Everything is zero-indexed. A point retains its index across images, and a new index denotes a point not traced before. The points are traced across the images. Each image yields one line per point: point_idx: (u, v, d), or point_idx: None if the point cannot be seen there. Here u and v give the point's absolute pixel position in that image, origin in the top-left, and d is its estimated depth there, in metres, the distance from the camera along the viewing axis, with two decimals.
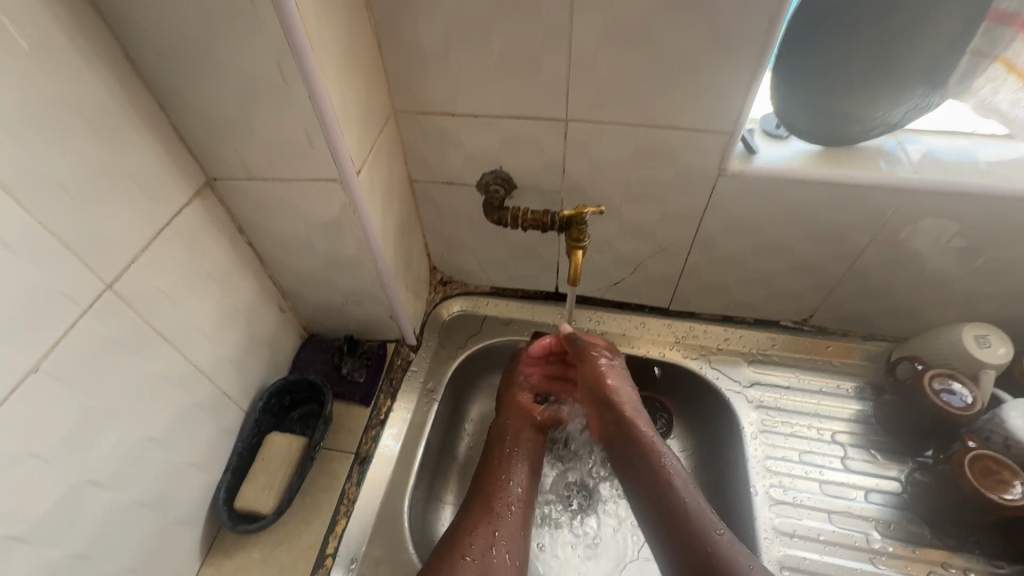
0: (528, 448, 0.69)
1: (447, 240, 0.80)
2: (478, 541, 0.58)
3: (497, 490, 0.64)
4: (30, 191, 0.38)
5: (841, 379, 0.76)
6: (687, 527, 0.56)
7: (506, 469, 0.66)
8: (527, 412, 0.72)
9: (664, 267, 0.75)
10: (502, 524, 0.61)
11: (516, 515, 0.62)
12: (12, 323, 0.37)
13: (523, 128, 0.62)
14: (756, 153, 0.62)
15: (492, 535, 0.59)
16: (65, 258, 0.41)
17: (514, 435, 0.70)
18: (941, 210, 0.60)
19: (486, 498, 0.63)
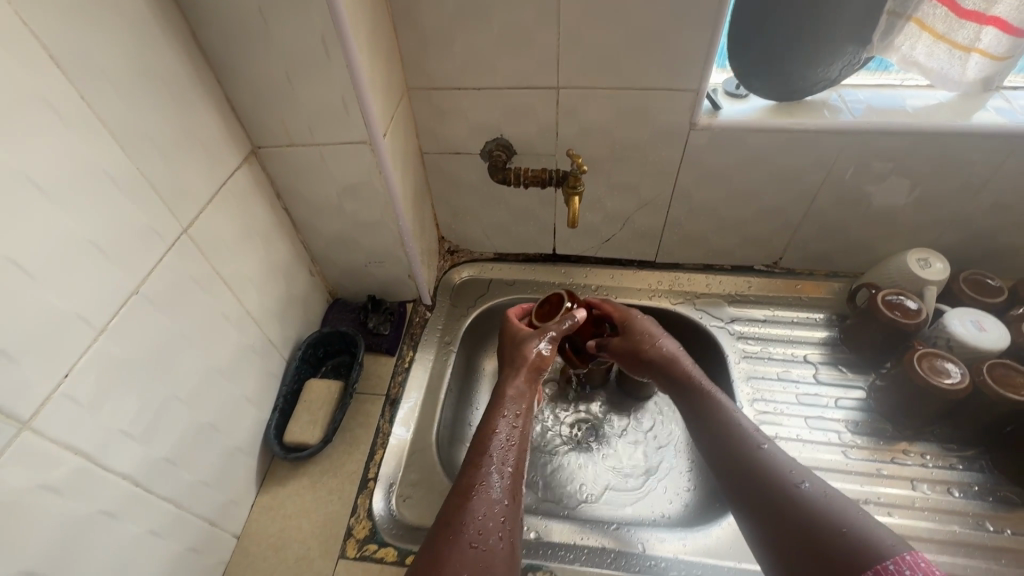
0: (523, 428, 0.60)
1: (453, 209, 0.89)
2: (480, 542, 0.48)
3: (491, 464, 0.55)
4: (129, 142, 0.46)
5: (810, 312, 0.87)
6: (787, 492, 0.50)
7: (499, 454, 0.57)
8: (523, 392, 0.64)
9: (649, 221, 0.85)
10: (497, 505, 0.52)
11: (512, 497, 0.54)
12: (119, 249, 0.45)
13: (521, 98, 0.71)
14: (720, 109, 0.72)
15: (490, 517, 0.51)
16: (154, 200, 0.49)
17: (507, 418, 0.61)
18: (879, 148, 0.71)
19: (476, 473, 0.55)
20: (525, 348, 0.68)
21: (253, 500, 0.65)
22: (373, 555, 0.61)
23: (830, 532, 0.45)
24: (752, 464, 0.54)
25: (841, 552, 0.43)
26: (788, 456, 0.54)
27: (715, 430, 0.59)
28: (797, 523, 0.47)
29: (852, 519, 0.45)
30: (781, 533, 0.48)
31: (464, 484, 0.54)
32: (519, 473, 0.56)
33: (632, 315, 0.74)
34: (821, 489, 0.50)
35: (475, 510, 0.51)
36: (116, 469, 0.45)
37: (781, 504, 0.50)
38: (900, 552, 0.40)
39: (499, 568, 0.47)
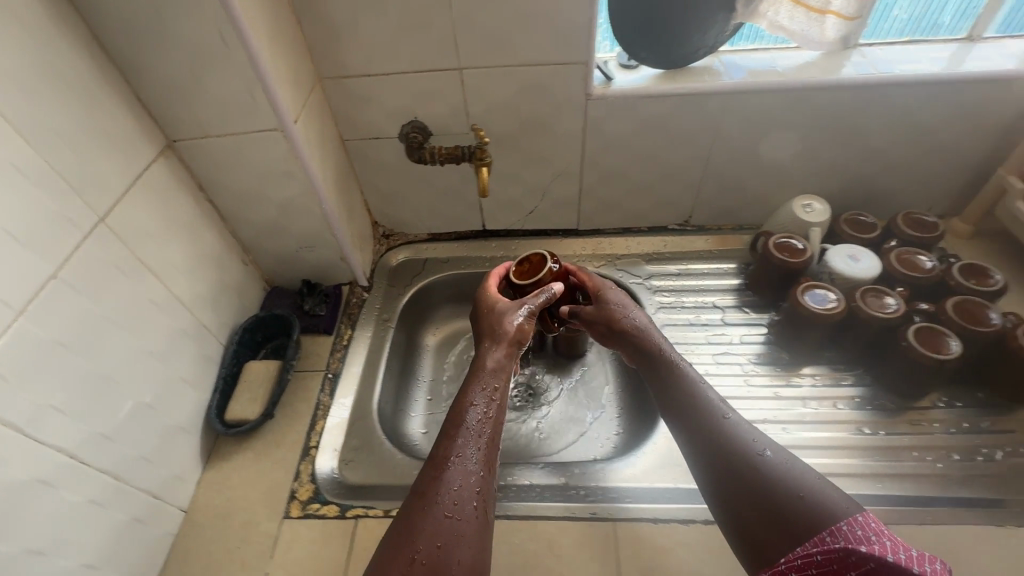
0: (499, 401, 0.59)
1: (382, 194, 0.93)
2: (455, 513, 0.48)
3: (469, 437, 0.54)
4: (35, 136, 0.49)
5: (720, 263, 0.94)
6: (754, 457, 0.53)
7: (475, 425, 0.55)
8: (501, 364, 0.62)
9: (566, 190, 0.91)
10: (474, 478, 0.51)
11: (488, 471, 0.53)
12: (33, 236, 0.48)
13: (428, 80, 0.76)
14: (612, 80, 0.79)
15: (466, 490, 0.50)
16: (66, 191, 0.52)
17: (484, 390, 0.59)
18: (757, 106, 0.79)
19: (454, 445, 0.54)
20: (505, 320, 0.66)
21: (199, 476, 0.68)
22: (316, 512, 0.65)
23: (794, 498, 0.48)
24: (718, 431, 0.56)
25: (803, 518, 0.47)
26: (750, 425, 0.57)
27: (682, 398, 0.61)
28: (763, 485, 0.50)
29: (809, 486, 0.49)
30: (744, 495, 0.51)
31: (439, 455, 0.53)
32: (495, 444, 0.55)
33: (608, 291, 0.74)
34: (782, 456, 0.53)
35: (451, 482, 0.50)
36: (52, 442, 0.49)
37: (744, 470, 0.52)
38: (851, 514, 0.45)
39: (473, 539, 0.47)
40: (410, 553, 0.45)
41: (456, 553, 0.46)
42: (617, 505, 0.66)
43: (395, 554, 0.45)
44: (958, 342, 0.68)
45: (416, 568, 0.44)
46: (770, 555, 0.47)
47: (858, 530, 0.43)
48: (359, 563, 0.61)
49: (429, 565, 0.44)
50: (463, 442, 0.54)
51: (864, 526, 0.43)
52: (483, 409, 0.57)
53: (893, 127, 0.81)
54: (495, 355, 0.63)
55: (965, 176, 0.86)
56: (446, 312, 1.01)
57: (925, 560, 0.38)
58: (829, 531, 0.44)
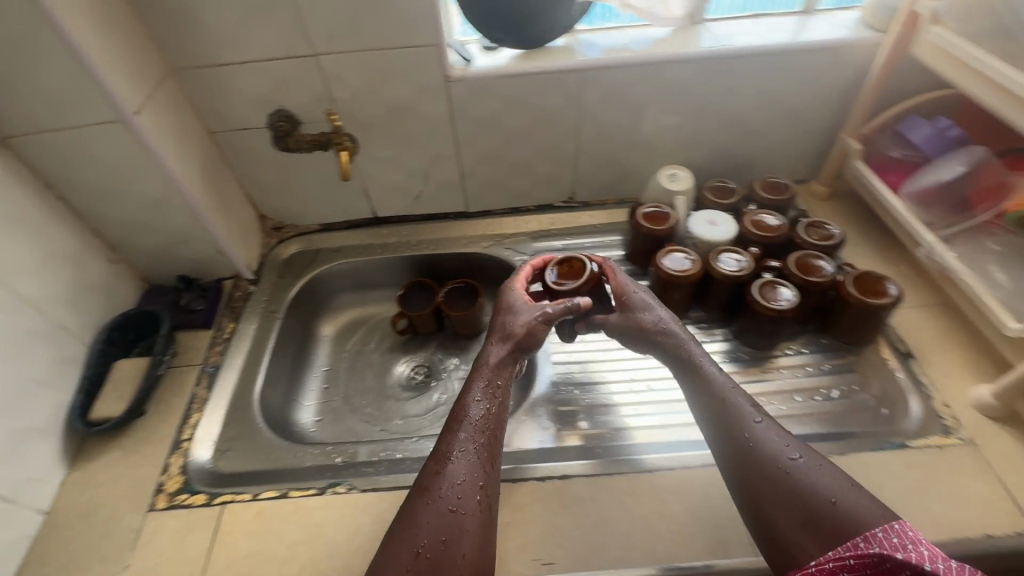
0: (501, 397, 0.62)
1: (264, 186, 0.93)
2: (457, 508, 0.52)
3: (478, 439, 0.57)
4: None
5: (603, 236, 0.98)
6: (783, 461, 0.54)
7: (474, 422, 0.58)
8: (506, 362, 0.64)
9: (447, 173, 0.93)
10: (467, 478, 0.54)
11: (489, 469, 0.56)
12: None
13: (285, 68, 0.76)
14: (472, 62, 0.81)
15: (470, 491, 0.53)
16: None
17: (483, 378, 0.62)
18: (611, 82, 0.83)
19: (448, 438, 0.57)
20: (515, 320, 0.66)
21: (61, 478, 0.67)
22: (183, 502, 0.65)
23: (824, 503, 0.50)
24: (745, 431, 0.57)
25: (834, 522, 0.49)
26: (779, 428, 0.58)
27: (701, 391, 0.62)
28: (791, 488, 0.52)
29: (845, 498, 0.50)
30: (771, 496, 0.53)
31: (441, 450, 0.57)
32: (494, 442, 0.58)
33: (634, 292, 0.71)
34: (813, 460, 0.54)
35: (451, 481, 0.53)
36: None
37: (775, 472, 0.54)
38: (890, 521, 0.47)
39: (473, 531, 0.51)
40: (413, 547, 0.49)
41: (458, 548, 0.50)
42: None
43: (393, 545, 0.50)
44: (788, 289, 0.75)
45: (420, 561, 0.48)
46: (793, 553, 0.50)
47: (895, 538, 0.44)
48: (222, 547, 0.61)
49: (429, 563, 0.48)
50: (470, 444, 0.56)
51: (901, 531, 0.45)
52: (480, 408, 0.59)
53: (742, 97, 0.86)
54: (496, 356, 0.64)
55: (815, 142, 0.93)
56: (343, 301, 1.01)
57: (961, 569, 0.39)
58: (862, 538, 0.46)
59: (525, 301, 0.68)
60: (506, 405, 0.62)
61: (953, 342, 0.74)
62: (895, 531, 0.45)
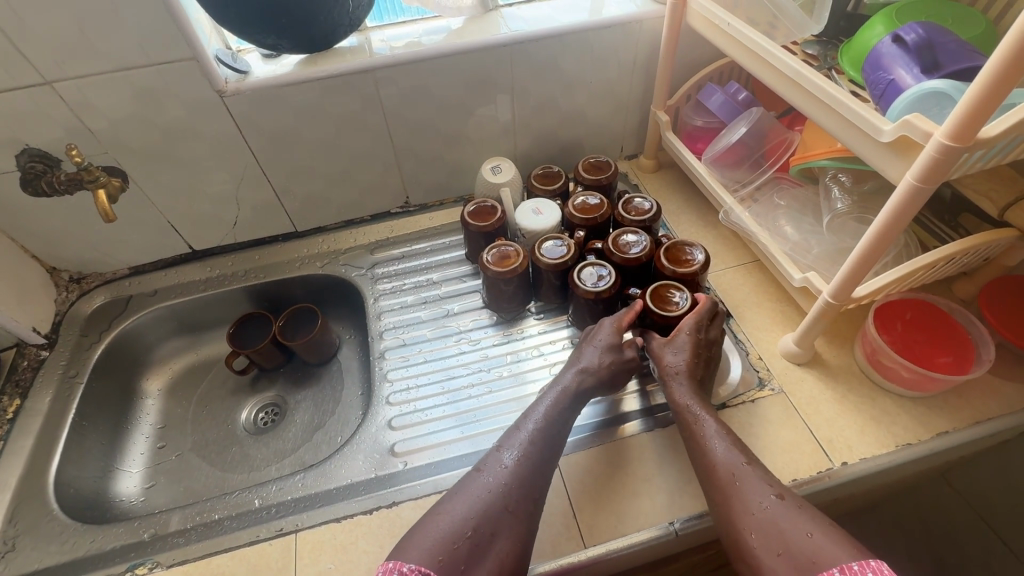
0: (567, 416, 0.64)
1: (41, 236, 0.81)
2: (512, 513, 0.55)
3: (528, 477, 0.58)
4: None
5: (443, 237, 0.95)
6: (769, 495, 0.52)
7: (537, 424, 0.62)
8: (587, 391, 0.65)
9: (259, 194, 0.86)
10: (512, 512, 0.55)
11: (527, 514, 0.56)
12: None
13: (16, 102, 0.66)
14: (250, 73, 0.74)
15: (507, 516, 0.55)
16: None
17: (554, 393, 0.65)
18: (409, 79, 0.79)
19: (499, 455, 0.60)
20: (588, 352, 0.68)
21: None
22: None
23: (801, 536, 0.48)
24: (731, 454, 0.56)
25: (809, 556, 0.46)
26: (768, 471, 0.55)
27: (682, 421, 0.62)
28: (768, 520, 0.50)
29: (819, 536, 0.47)
30: (737, 516, 0.52)
31: (504, 442, 0.61)
32: (548, 459, 0.60)
33: (683, 333, 0.66)
34: (796, 498, 0.52)
35: (511, 485, 0.57)
36: None
37: (749, 502, 0.52)
38: (865, 557, 0.44)
39: (499, 559, 0.52)
40: (464, 529, 0.53)
41: (500, 543, 0.53)
42: (302, 513, 0.62)
43: (444, 516, 0.54)
44: (603, 268, 0.75)
45: (465, 542, 0.52)
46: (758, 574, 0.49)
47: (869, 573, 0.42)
48: None
49: (476, 547, 0.52)
50: (534, 457, 0.59)
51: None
52: (546, 416, 0.62)
53: (550, 81, 0.85)
54: (567, 381, 0.66)
55: (633, 116, 0.94)
56: (172, 348, 0.92)
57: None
58: (838, 568, 0.44)
59: (618, 333, 0.69)
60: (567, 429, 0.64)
61: (764, 295, 0.77)
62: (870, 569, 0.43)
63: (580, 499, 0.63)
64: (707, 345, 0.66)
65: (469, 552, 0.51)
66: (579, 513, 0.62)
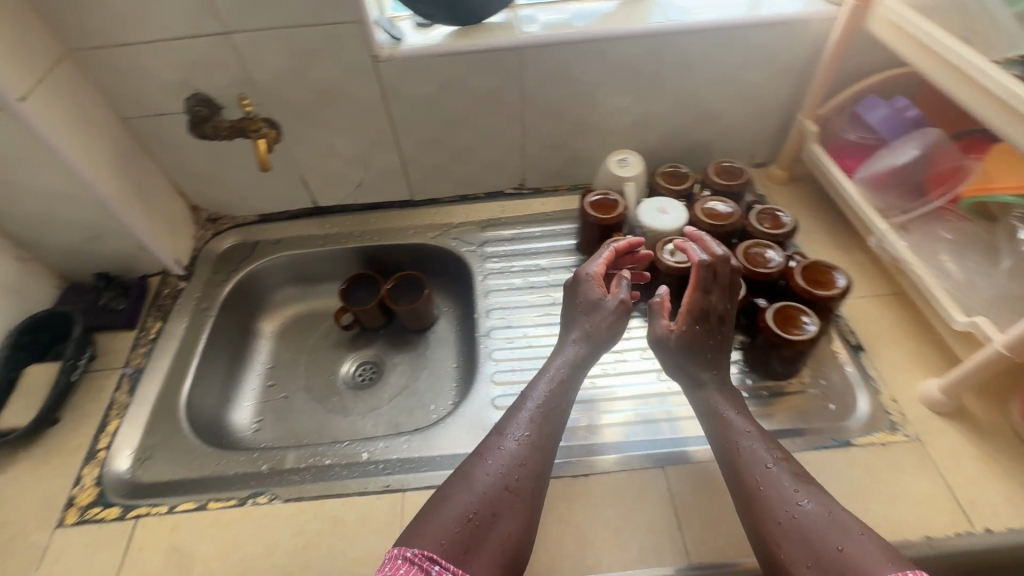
0: (569, 392, 0.64)
1: (192, 176, 0.87)
2: (512, 492, 0.55)
3: (525, 452, 0.58)
4: None
5: (555, 225, 0.94)
6: (802, 511, 0.51)
7: (539, 407, 0.61)
8: (576, 365, 0.65)
9: (388, 160, 0.88)
10: (507, 489, 0.55)
11: (524, 489, 0.56)
12: None
13: (196, 48, 0.70)
14: (404, 41, 0.75)
15: (504, 496, 0.54)
16: None
17: (554, 368, 0.65)
18: (554, 60, 0.77)
19: (498, 435, 0.59)
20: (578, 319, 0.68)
21: None
22: (95, 517, 0.61)
23: (831, 552, 0.48)
24: (754, 465, 0.55)
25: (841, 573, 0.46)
26: (799, 473, 0.55)
27: (714, 422, 0.60)
28: (804, 537, 0.50)
29: (849, 549, 0.47)
30: (774, 537, 0.51)
31: (504, 427, 0.60)
32: (549, 436, 0.60)
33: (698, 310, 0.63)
34: (827, 507, 0.51)
35: (510, 465, 0.57)
36: None
37: (778, 511, 0.52)
38: (901, 566, 0.45)
39: (501, 536, 0.53)
40: (466, 511, 0.53)
41: (500, 525, 0.53)
42: (408, 475, 0.65)
43: (445, 506, 0.54)
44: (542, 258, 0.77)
45: (467, 526, 0.52)
46: None
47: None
48: (133, 565, 0.58)
49: (476, 530, 0.52)
50: (533, 434, 0.59)
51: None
52: (546, 393, 0.62)
53: (695, 77, 0.82)
54: (562, 364, 0.65)
55: (772, 122, 0.89)
56: (286, 295, 0.97)
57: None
58: None
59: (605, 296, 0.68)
60: (568, 409, 0.63)
61: (903, 333, 0.71)
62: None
63: (687, 509, 0.60)
64: (709, 333, 0.63)
65: (469, 535, 0.52)
66: (685, 526, 0.59)
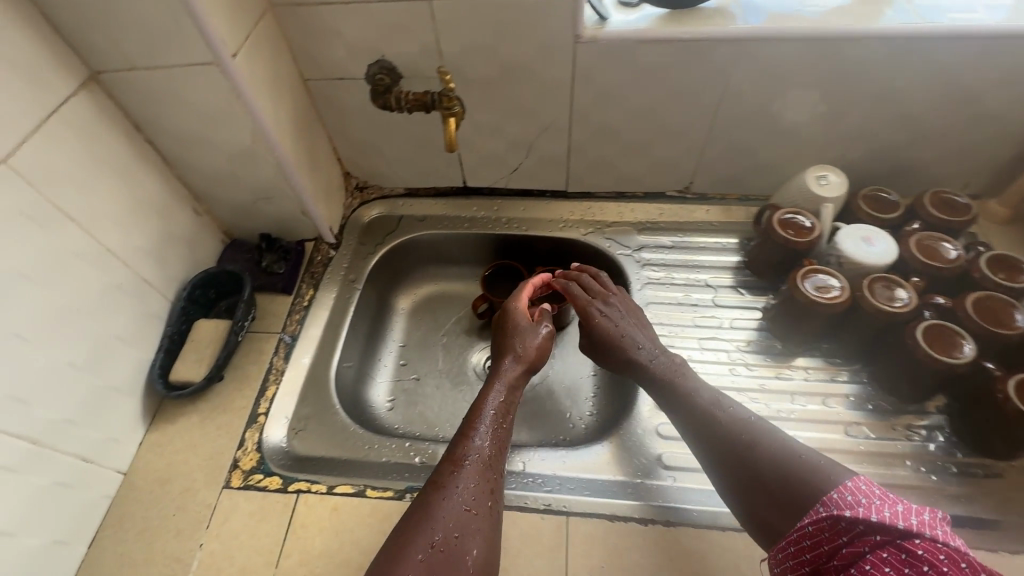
0: (509, 418, 0.62)
1: (353, 142, 0.85)
2: (473, 512, 0.52)
3: (479, 463, 0.56)
4: None
5: (720, 238, 0.86)
6: (752, 456, 0.52)
7: (489, 430, 0.59)
8: (510, 394, 0.64)
9: (554, 147, 0.82)
10: (464, 500, 0.53)
11: (483, 495, 0.54)
12: None
13: (394, 13, 0.66)
14: (609, 21, 0.68)
15: (464, 513, 0.51)
16: None
17: (492, 404, 0.62)
18: (772, 58, 0.68)
19: (448, 458, 0.56)
20: (521, 344, 0.70)
21: (142, 440, 0.65)
22: (258, 484, 0.62)
23: (779, 481, 0.48)
24: (707, 428, 0.56)
25: (795, 499, 0.47)
26: (749, 418, 0.56)
27: (665, 393, 0.62)
28: (761, 476, 0.50)
29: (793, 473, 0.48)
30: (747, 494, 0.51)
31: (456, 454, 0.56)
32: (499, 454, 0.58)
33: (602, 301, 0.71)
34: (768, 442, 0.52)
35: (468, 478, 0.54)
36: None
37: (732, 454, 0.53)
38: (844, 483, 0.45)
39: (469, 542, 0.50)
40: (428, 539, 0.49)
41: (466, 547, 0.50)
42: (573, 497, 0.62)
43: (403, 545, 0.48)
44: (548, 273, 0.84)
45: (433, 554, 0.48)
46: (773, 535, 0.48)
47: (848, 496, 0.43)
48: (296, 542, 0.58)
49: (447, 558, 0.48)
50: (484, 453, 0.57)
51: (839, 524, 0.42)
52: (490, 423, 0.60)
53: (933, 90, 0.70)
54: (500, 396, 0.62)
55: (1009, 151, 0.75)
56: (422, 273, 0.95)
57: (915, 515, 0.40)
58: (821, 503, 0.45)
59: (521, 323, 0.72)
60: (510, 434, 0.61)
61: None
62: (849, 491, 0.44)
63: None
64: (622, 321, 0.70)
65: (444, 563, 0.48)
66: None
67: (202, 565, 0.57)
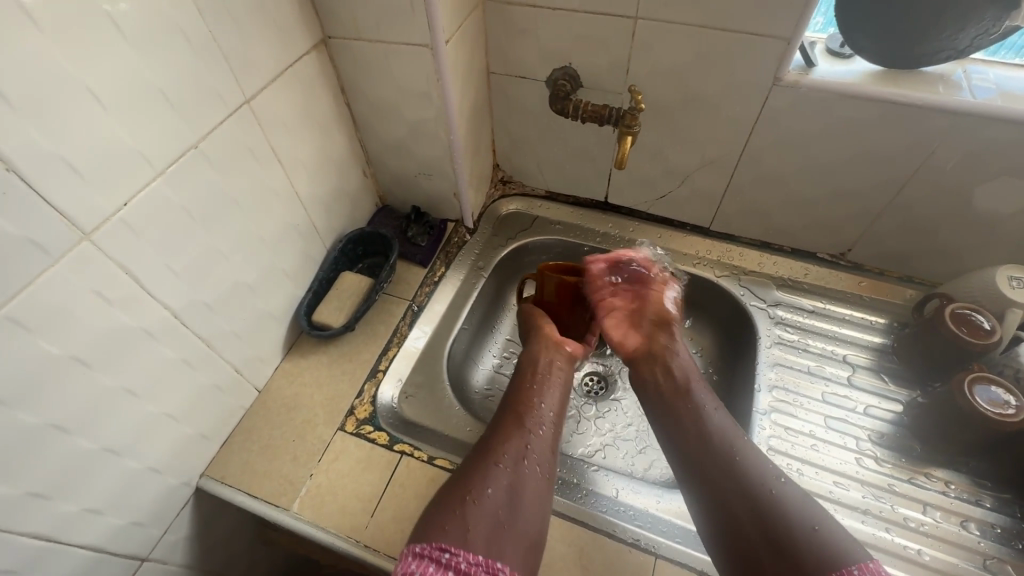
0: (548, 420, 0.63)
1: (513, 138, 0.88)
2: (509, 505, 0.52)
3: (512, 454, 0.57)
4: (216, 14, 0.50)
5: (868, 314, 0.79)
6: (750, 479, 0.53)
7: (527, 428, 0.60)
8: (548, 397, 0.65)
9: (711, 182, 0.81)
10: (496, 486, 0.53)
11: (519, 481, 0.55)
12: (198, 111, 0.51)
13: (597, 26, 0.68)
14: (814, 68, 0.65)
15: (494, 494, 0.53)
16: (229, 80, 0.53)
17: (530, 408, 0.63)
18: (994, 140, 0.61)
19: (482, 452, 0.57)
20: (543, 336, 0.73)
21: (278, 365, 0.72)
22: (368, 435, 0.66)
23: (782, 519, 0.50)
24: (695, 436, 0.58)
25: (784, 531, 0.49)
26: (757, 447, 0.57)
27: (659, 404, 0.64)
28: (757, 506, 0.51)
29: (783, 504, 0.51)
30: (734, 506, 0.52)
31: (492, 447, 0.57)
32: (538, 452, 0.59)
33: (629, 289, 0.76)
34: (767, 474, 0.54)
35: (511, 457, 0.56)
36: (163, 299, 0.52)
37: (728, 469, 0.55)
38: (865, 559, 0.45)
39: (503, 520, 0.51)
40: (463, 518, 0.50)
41: (503, 530, 0.51)
42: (664, 541, 0.59)
43: (449, 503, 0.52)
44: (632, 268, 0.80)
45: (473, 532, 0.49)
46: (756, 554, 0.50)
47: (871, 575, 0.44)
48: (391, 499, 0.61)
49: (491, 522, 0.50)
50: (523, 451, 0.58)
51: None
52: (529, 422, 0.61)
53: None
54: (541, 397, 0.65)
55: None
56: None
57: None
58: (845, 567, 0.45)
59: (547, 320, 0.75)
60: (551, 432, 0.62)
61: None
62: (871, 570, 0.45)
63: None
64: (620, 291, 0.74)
65: (489, 522, 0.51)
66: None
67: (309, 494, 0.62)
